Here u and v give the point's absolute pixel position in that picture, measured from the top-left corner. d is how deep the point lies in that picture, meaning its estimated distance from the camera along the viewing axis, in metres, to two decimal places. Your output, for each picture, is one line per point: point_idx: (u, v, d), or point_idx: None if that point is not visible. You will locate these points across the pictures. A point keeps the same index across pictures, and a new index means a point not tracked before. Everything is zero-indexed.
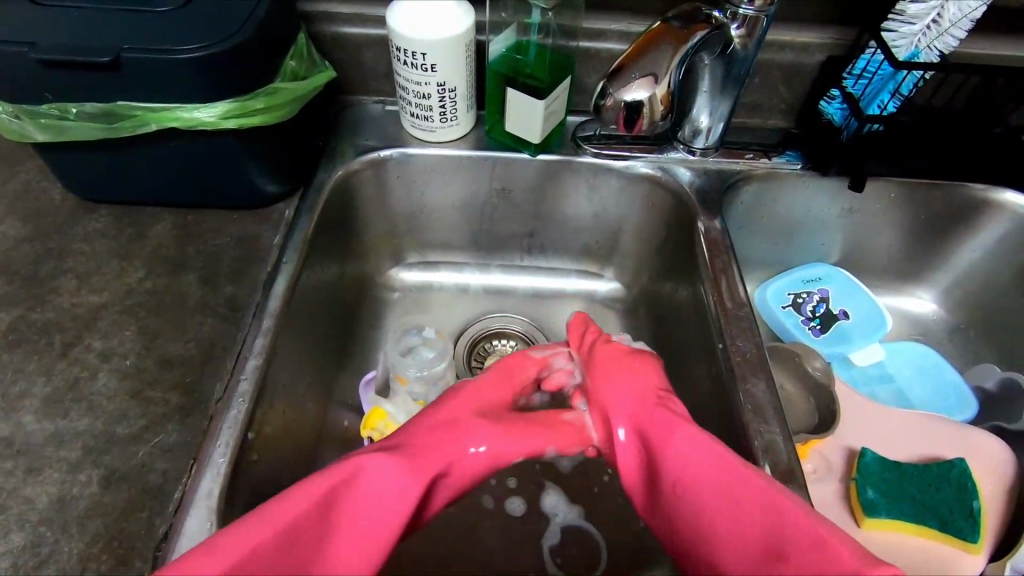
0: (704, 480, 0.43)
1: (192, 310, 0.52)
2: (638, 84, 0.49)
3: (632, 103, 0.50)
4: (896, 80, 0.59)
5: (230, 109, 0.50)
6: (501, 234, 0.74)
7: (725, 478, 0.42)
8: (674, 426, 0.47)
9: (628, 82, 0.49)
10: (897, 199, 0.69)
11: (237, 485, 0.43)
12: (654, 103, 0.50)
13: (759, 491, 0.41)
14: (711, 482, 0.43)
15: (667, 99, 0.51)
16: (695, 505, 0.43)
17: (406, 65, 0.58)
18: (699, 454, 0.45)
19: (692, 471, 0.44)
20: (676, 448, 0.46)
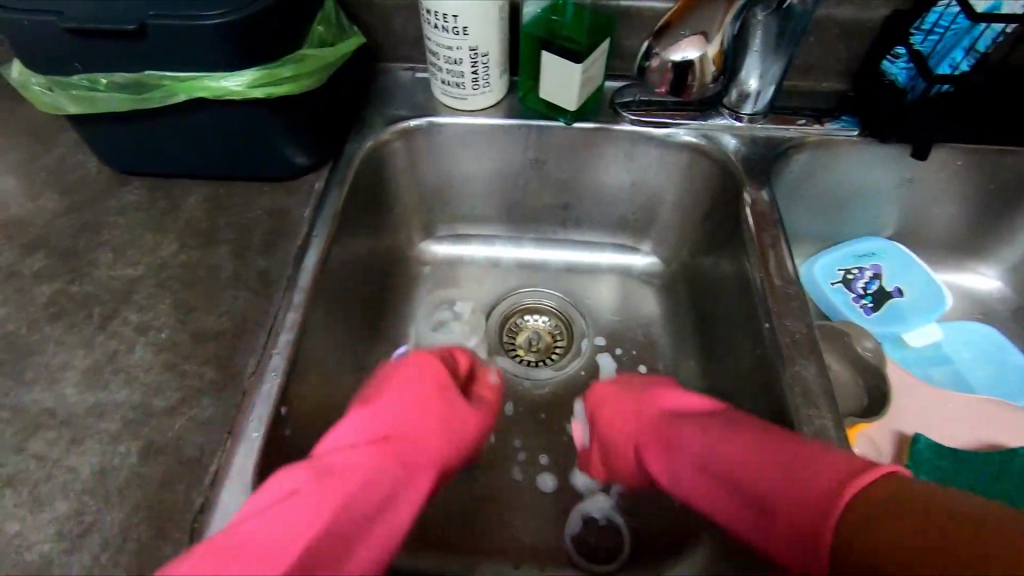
0: (720, 489, 0.44)
1: (224, 284, 0.52)
2: (688, 42, 0.45)
3: (682, 62, 0.46)
4: (972, 36, 0.54)
5: (257, 77, 0.48)
6: (535, 206, 0.72)
7: (735, 458, 0.43)
8: (665, 440, 0.49)
9: (676, 41, 0.46)
10: (964, 167, 0.64)
11: (273, 458, 0.43)
12: (705, 63, 0.47)
13: (768, 457, 0.41)
14: (721, 472, 0.44)
15: (719, 58, 0.47)
16: (720, 507, 0.44)
17: (437, 29, 0.56)
18: (695, 454, 0.46)
19: (702, 478, 0.45)
20: (671, 473, 0.48)
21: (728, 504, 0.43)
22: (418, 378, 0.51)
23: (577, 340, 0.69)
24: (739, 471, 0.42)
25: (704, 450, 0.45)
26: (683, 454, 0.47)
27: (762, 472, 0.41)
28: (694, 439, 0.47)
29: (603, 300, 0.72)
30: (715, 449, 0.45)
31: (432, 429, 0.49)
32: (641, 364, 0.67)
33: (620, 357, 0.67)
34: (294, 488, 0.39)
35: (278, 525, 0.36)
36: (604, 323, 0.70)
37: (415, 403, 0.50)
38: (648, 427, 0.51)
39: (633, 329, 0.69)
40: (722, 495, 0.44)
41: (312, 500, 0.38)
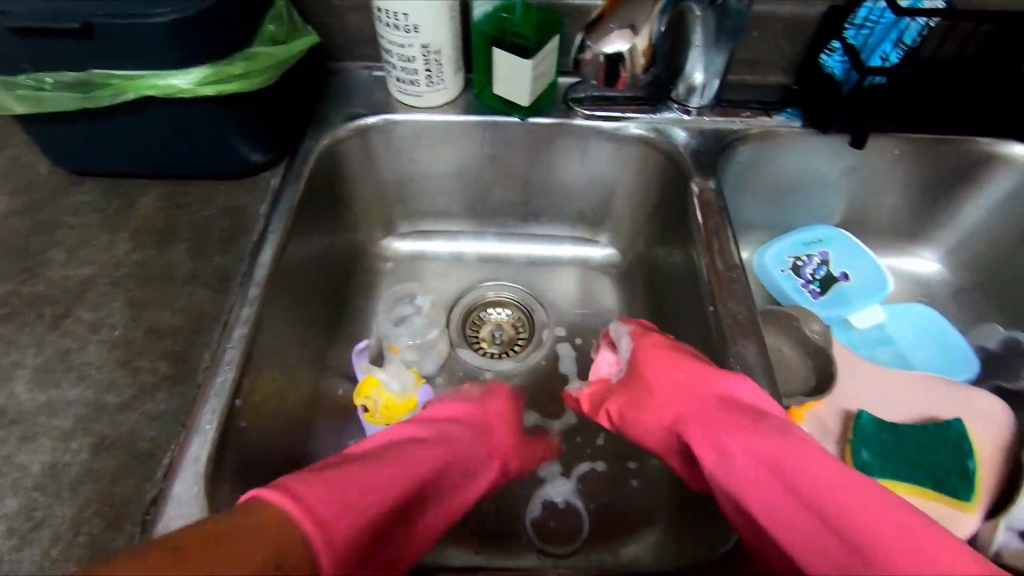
0: (774, 485, 0.40)
1: (179, 280, 0.52)
2: (616, 35, 0.47)
3: (612, 55, 0.48)
4: (899, 29, 0.57)
5: (206, 75, 0.49)
6: (495, 201, 0.73)
7: (799, 468, 0.39)
8: (747, 422, 0.44)
9: (605, 34, 0.47)
10: (902, 156, 0.67)
11: (228, 450, 0.43)
12: (634, 56, 0.48)
13: (834, 486, 0.37)
14: (783, 477, 0.40)
15: (648, 51, 0.48)
16: (766, 514, 0.39)
17: (389, 27, 0.57)
18: (751, 446, 0.42)
19: (764, 475, 0.41)
20: (722, 446, 0.44)
21: (775, 507, 0.39)
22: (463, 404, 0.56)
23: (538, 331, 0.70)
24: (813, 492, 0.38)
25: (774, 445, 0.41)
26: (750, 441, 0.43)
27: (833, 491, 0.37)
28: (752, 443, 0.42)
29: (563, 292, 0.73)
30: (785, 447, 0.41)
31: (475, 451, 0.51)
32: None
33: (580, 346, 0.69)
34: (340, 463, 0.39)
35: (335, 495, 0.35)
36: (564, 314, 0.71)
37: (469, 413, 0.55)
38: (705, 404, 0.48)
39: (593, 319, 0.71)
40: (770, 509, 0.39)
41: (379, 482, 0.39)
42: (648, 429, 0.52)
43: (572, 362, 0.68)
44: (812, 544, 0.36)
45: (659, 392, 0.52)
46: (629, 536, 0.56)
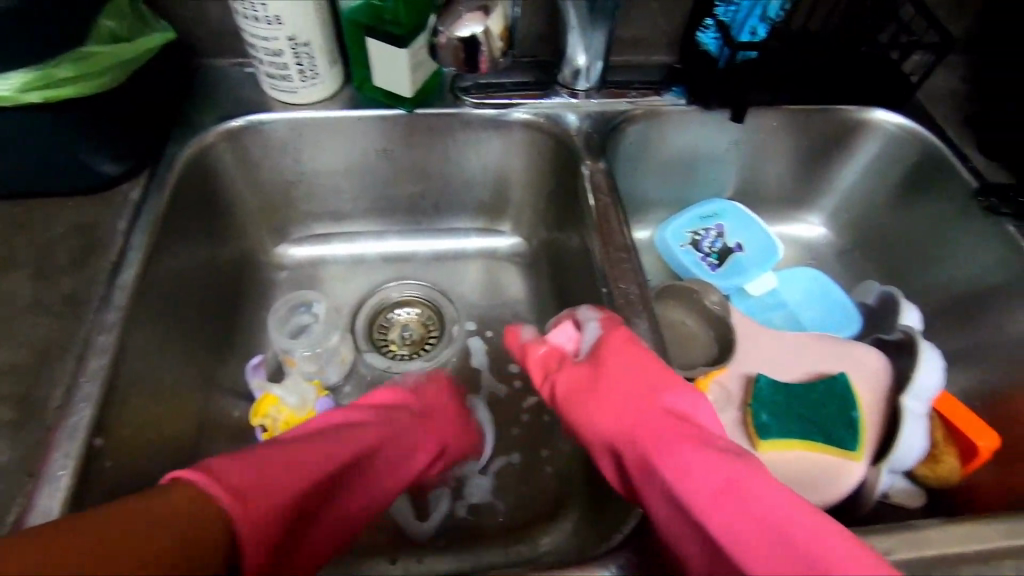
0: (742, 506, 0.35)
1: (24, 311, 0.46)
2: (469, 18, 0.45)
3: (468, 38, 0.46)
4: (762, 5, 0.59)
5: (28, 79, 0.44)
6: (391, 197, 0.70)
7: (769, 494, 0.35)
8: (698, 439, 0.40)
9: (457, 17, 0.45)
10: (780, 127, 0.69)
11: (88, 494, 0.39)
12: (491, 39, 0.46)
13: (806, 520, 0.34)
14: (750, 504, 0.35)
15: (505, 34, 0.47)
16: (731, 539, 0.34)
17: (248, 19, 0.53)
18: (715, 465, 0.37)
19: (727, 494, 0.36)
20: (681, 461, 0.39)
21: (744, 535, 0.34)
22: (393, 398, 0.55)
23: (447, 327, 0.69)
24: (787, 525, 0.34)
25: (719, 468, 0.37)
26: (711, 460, 0.38)
27: (810, 527, 0.33)
28: (715, 459, 0.38)
29: (469, 285, 0.72)
30: (750, 472, 0.37)
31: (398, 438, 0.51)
32: None
33: (489, 337, 0.68)
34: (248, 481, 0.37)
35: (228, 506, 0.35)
36: (472, 307, 0.70)
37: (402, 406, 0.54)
38: (654, 417, 0.43)
39: (501, 310, 0.70)
40: (738, 537, 0.34)
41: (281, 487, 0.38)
42: (596, 429, 0.46)
43: (482, 355, 0.67)
44: None
45: (612, 389, 0.46)
46: (547, 526, 0.56)
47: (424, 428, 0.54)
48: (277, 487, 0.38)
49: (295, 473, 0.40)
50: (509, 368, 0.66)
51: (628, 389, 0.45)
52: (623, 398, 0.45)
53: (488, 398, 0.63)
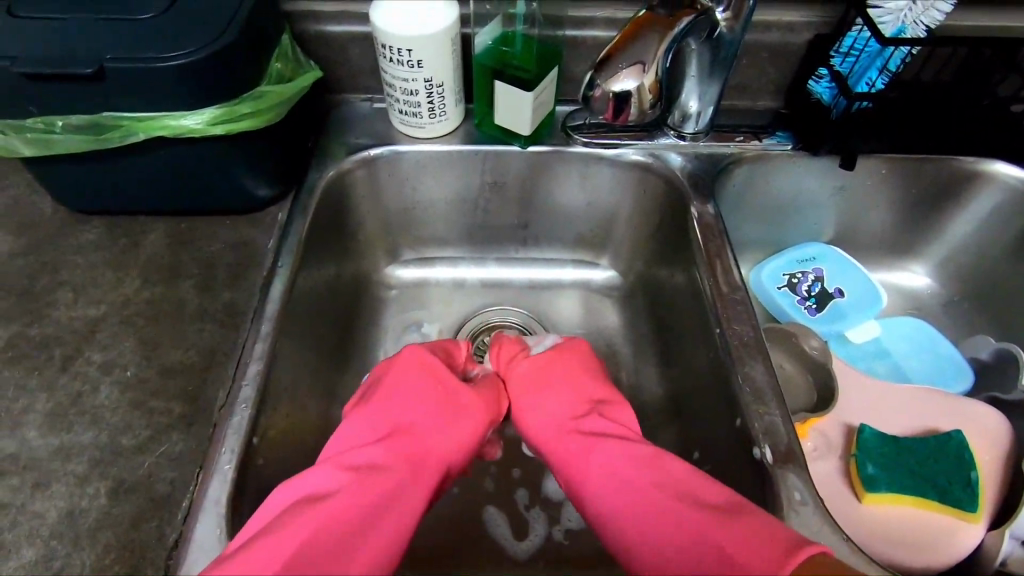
0: (628, 493, 0.44)
1: (190, 317, 0.51)
2: (626, 73, 0.48)
3: (621, 93, 0.49)
4: (884, 57, 0.60)
5: (217, 115, 0.49)
6: (496, 226, 0.74)
7: (652, 479, 0.44)
8: (590, 438, 0.50)
9: (615, 72, 0.48)
10: (888, 174, 0.69)
11: (247, 489, 0.43)
12: (643, 93, 0.49)
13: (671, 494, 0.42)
14: (625, 484, 0.45)
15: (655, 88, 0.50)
16: (604, 511, 0.45)
17: (393, 62, 0.58)
18: (627, 472, 0.45)
19: (619, 478, 0.45)
20: (592, 457, 0.48)
21: (609, 499, 0.45)
22: (417, 380, 0.54)
23: None
24: (658, 497, 0.42)
25: (669, 485, 0.43)
26: (611, 450, 0.48)
27: (669, 500, 0.41)
28: (613, 451, 0.48)
29: (566, 314, 0.74)
30: (631, 461, 0.46)
31: (438, 430, 0.51)
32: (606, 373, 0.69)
33: None
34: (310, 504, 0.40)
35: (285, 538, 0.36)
36: (568, 336, 0.72)
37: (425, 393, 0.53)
38: (563, 424, 0.53)
39: (597, 341, 0.72)
40: (618, 506, 0.44)
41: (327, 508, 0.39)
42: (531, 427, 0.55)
43: None
44: (652, 543, 0.40)
45: (528, 398, 0.57)
46: None
47: (438, 411, 0.52)
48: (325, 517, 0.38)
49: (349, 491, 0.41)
50: None
51: (567, 400, 0.55)
52: (553, 411, 0.55)
53: None
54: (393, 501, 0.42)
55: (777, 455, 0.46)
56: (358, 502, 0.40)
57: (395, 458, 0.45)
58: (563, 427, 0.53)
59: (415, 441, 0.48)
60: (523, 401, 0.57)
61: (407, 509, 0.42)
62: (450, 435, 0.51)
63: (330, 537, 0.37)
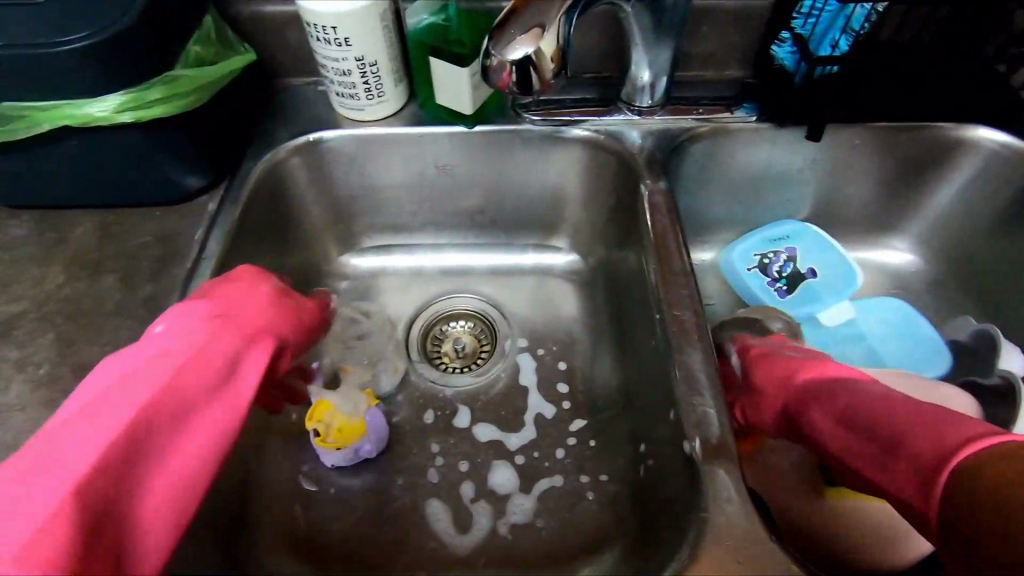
0: (859, 415, 0.39)
1: (109, 312, 0.50)
2: (520, 41, 0.42)
3: (518, 62, 0.43)
4: (845, 15, 0.56)
5: (124, 101, 0.47)
6: (449, 212, 0.71)
7: (880, 401, 0.39)
8: (802, 388, 0.45)
9: (509, 40, 0.42)
10: (862, 145, 0.64)
11: None
12: (543, 61, 0.43)
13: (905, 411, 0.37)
14: (863, 412, 0.39)
15: (558, 56, 0.44)
16: (859, 441, 0.38)
17: (321, 41, 0.56)
18: (847, 399, 0.41)
19: (840, 412, 0.41)
20: (812, 394, 0.44)
21: (853, 436, 0.39)
22: (248, 291, 0.44)
23: (499, 342, 0.68)
24: (890, 408, 0.38)
25: (886, 409, 0.38)
26: (820, 391, 0.44)
27: (892, 407, 0.38)
28: (827, 392, 0.43)
29: (523, 301, 0.71)
30: (836, 392, 0.42)
31: (246, 313, 0.42)
32: (562, 361, 0.66)
33: (541, 354, 0.67)
34: (97, 401, 0.33)
35: (61, 449, 0.30)
36: (525, 324, 0.70)
37: (253, 299, 0.43)
38: (791, 371, 0.47)
39: (554, 328, 0.69)
40: (859, 434, 0.38)
41: (115, 404, 0.32)
42: (761, 384, 0.49)
43: (531, 372, 0.66)
44: (884, 455, 0.36)
45: (761, 365, 0.50)
46: (587, 557, 0.54)
47: (270, 302, 0.44)
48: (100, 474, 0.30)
49: (142, 381, 0.34)
50: (558, 387, 0.64)
51: (790, 358, 0.48)
52: (796, 372, 0.47)
53: (535, 417, 0.62)
54: (203, 376, 0.35)
55: (707, 449, 0.43)
56: (163, 424, 0.33)
57: (210, 338, 0.38)
58: (754, 375, 0.50)
59: (236, 322, 0.40)
60: (759, 361, 0.51)
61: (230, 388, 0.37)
62: (262, 313, 0.43)
63: (108, 472, 0.30)
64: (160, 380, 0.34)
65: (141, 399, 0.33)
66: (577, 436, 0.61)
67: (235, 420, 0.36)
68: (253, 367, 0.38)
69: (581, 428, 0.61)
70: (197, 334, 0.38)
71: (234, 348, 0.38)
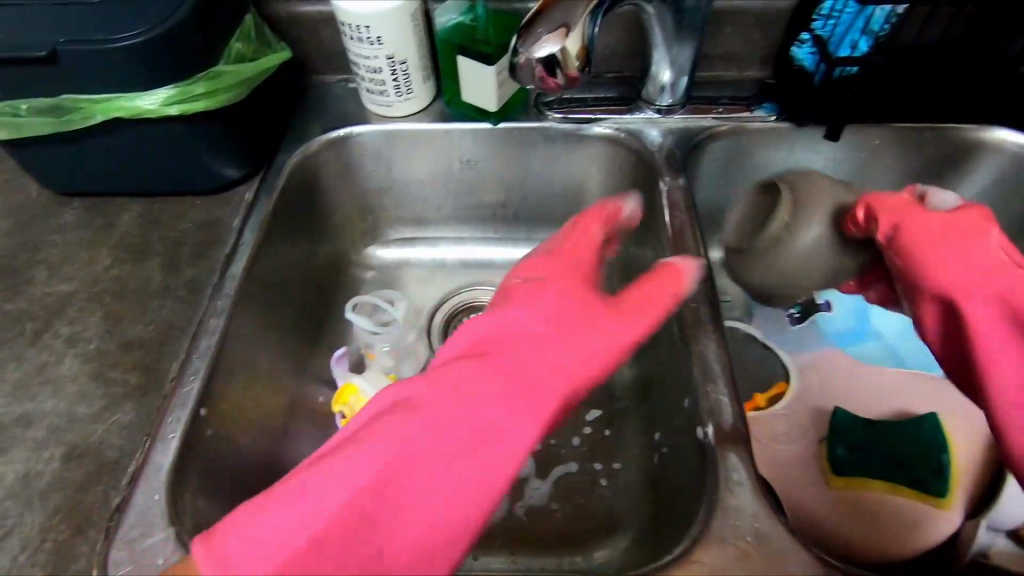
0: (1006, 338, 0.48)
1: (154, 293, 0.53)
2: (546, 38, 0.44)
3: (544, 59, 0.44)
4: (865, 16, 0.57)
5: (172, 94, 0.50)
6: (471, 206, 0.74)
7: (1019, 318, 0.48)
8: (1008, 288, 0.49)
9: (536, 37, 0.44)
10: (882, 145, 0.65)
11: (192, 458, 0.44)
12: (568, 59, 0.45)
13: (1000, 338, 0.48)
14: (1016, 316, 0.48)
15: (583, 53, 0.45)
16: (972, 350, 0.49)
17: (354, 40, 0.58)
18: (1005, 317, 0.48)
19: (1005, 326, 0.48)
20: (977, 310, 0.49)
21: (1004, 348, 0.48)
22: (538, 298, 0.48)
23: None
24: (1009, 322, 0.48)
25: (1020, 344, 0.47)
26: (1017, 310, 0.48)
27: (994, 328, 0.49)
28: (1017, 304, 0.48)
29: None
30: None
31: (550, 351, 0.44)
32: None
33: None
34: (377, 429, 0.38)
35: (331, 481, 0.35)
36: None
37: (541, 315, 0.46)
38: (998, 272, 0.50)
39: None
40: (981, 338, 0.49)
41: (411, 427, 0.38)
42: (944, 271, 0.51)
43: None
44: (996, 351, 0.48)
45: (935, 250, 0.51)
46: (600, 540, 0.56)
47: (553, 327, 0.46)
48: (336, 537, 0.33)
49: (451, 415, 0.39)
50: None
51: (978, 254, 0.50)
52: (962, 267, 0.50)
53: None
54: (490, 438, 0.39)
55: (719, 435, 0.45)
56: (459, 457, 0.37)
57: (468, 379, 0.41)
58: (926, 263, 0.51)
59: (495, 352, 0.44)
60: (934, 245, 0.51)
61: (513, 441, 0.39)
62: (564, 347, 0.45)
63: (369, 511, 0.34)
64: (453, 419, 0.39)
65: (430, 441, 0.37)
66: (594, 424, 0.63)
67: (497, 484, 0.37)
68: (528, 435, 0.40)
69: (597, 417, 0.63)
70: (469, 388, 0.40)
71: (507, 401, 0.40)
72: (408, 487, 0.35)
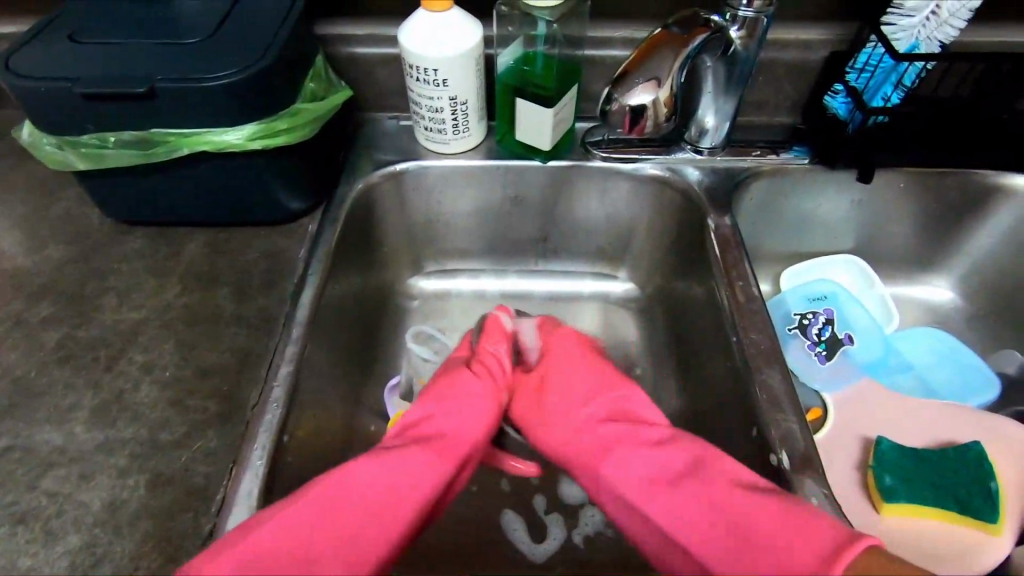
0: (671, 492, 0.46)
1: (225, 321, 0.54)
2: (642, 88, 0.50)
3: (636, 107, 0.51)
4: (898, 72, 0.61)
5: (257, 130, 0.53)
6: (514, 240, 0.76)
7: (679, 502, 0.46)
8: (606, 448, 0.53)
9: (631, 87, 0.51)
10: (907, 188, 0.69)
11: (276, 485, 0.45)
12: (658, 106, 0.52)
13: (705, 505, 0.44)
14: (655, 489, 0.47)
15: (670, 102, 0.52)
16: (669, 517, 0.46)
17: (420, 81, 0.61)
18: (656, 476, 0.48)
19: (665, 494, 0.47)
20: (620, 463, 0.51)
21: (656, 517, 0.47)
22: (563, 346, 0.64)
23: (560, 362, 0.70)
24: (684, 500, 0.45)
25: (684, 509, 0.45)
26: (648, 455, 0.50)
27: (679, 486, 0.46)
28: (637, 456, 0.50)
29: (584, 326, 0.75)
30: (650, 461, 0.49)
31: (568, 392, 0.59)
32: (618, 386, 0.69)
33: None
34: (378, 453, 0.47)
35: (330, 506, 0.41)
36: None
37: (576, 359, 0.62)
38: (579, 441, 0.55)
39: (614, 352, 0.73)
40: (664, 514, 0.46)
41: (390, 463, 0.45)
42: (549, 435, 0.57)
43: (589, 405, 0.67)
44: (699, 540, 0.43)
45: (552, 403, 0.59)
46: None
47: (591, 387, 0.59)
48: (330, 514, 0.41)
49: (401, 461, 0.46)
50: None
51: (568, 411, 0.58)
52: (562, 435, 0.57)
53: None
54: (403, 476, 0.45)
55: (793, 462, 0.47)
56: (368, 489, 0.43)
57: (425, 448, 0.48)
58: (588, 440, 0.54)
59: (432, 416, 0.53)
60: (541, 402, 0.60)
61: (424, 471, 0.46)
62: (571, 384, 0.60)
63: (332, 536, 0.40)
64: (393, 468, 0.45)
65: (381, 482, 0.44)
66: None
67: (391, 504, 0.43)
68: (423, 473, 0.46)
69: None
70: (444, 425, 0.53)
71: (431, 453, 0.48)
72: (346, 514, 0.41)
